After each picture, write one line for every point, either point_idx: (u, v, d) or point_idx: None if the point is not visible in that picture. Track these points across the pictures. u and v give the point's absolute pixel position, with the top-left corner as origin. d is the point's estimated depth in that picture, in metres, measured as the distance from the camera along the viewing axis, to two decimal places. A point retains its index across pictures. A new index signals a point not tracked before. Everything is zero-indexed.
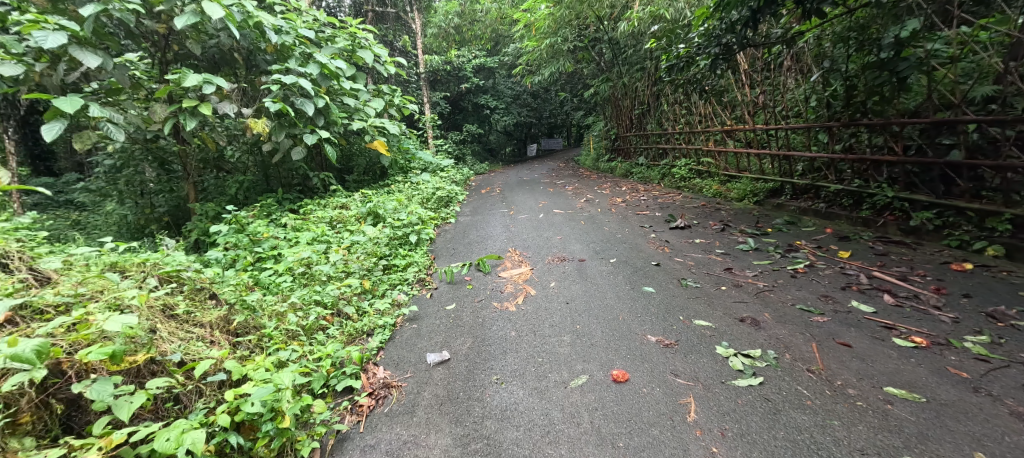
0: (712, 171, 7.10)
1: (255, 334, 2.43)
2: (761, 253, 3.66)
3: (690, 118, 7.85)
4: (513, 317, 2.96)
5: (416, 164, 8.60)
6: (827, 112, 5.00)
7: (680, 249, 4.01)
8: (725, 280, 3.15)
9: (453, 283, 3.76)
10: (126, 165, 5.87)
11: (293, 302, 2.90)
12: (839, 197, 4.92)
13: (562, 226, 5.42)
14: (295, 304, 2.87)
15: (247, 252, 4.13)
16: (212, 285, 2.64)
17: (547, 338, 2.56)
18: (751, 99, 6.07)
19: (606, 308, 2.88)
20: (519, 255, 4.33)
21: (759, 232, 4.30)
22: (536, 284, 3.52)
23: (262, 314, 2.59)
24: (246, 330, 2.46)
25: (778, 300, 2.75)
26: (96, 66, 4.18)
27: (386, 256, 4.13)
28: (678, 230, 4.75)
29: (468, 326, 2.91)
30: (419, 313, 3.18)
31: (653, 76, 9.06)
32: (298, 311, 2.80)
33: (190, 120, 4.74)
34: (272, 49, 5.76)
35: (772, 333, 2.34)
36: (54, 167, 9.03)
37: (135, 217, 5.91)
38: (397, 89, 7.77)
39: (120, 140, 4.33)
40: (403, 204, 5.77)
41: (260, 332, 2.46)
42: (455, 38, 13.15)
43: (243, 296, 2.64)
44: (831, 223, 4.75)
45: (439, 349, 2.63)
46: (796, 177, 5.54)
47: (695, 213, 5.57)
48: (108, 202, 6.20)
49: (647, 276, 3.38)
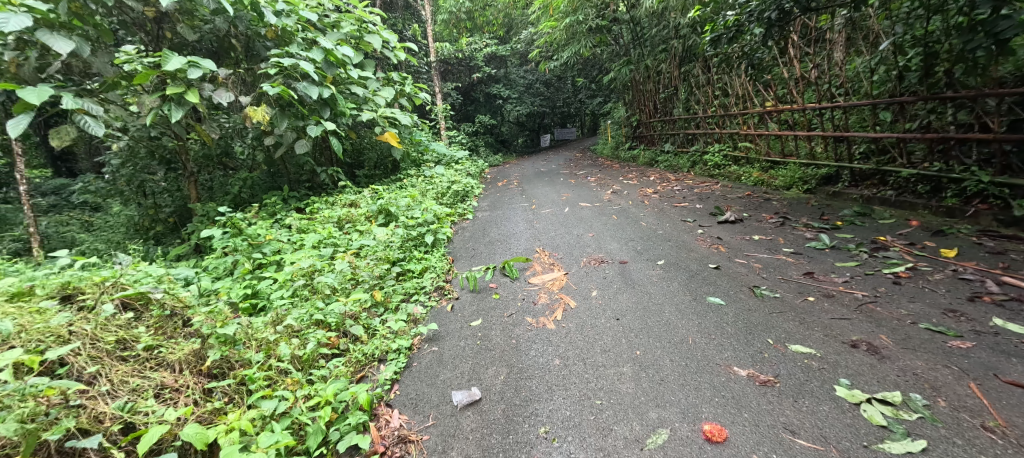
0: (752, 157, 6.47)
1: (234, 376, 1.96)
2: (841, 251, 3.05)
3: (725, 100, 7.20)
4: (554, 337, 2.46)
5: (429, 156, 8.13)
6: (896, 85, 4.27)
7: (739, 248, 3.44)
8: (809, 289, 2.55)
9: (477, 292, 3.25)
10: (127, 163, 5.44)
11: (284, 326, 2.41)
12: (910, 183, 4.23)
13: (592, 221, 4.88)
14: (284, 332, 2.39)
15: (247, 258, 3.69)
16: (186, 306, 2.26)
17: (601, 370, 2.09)
18: (798, 74, 5.42)
19: (669, 327, 2.37)
20: (548, 257, 3.80)
21: (828, 226, 3.67)
22: (575, 292, 3.01)
23: (245, 346, 2.11)
24: (225, 369, 1.99)
25: (890, 316, 2.15)
26: (68, 51, 3.83)
27: (399, 261, 3.65)
28: (728, 226, 4.16)
29: (499, 351, 2.42)
30: (439, 332, 2.70)
31: (680, 57, 8.43)
32: (292, 339, 2.32)
33: (176, 110, 4.31)
34: (273, 34, 5.31)
35: (905, 365, 1.80)
36: (75, 168, 8.91)
37: (140, 218, 5.51)
38: (407, 77, 7.26)
39: (98, 134, 3.96)
40: (417, 200, 5.27)
41: (241, 372, 1.98)
42: (466, 24, 12.59)
43: (220, 325, 2.15)
44: (905, 212, 4.06)
45: (467, 384, 2.18)
46: (856, 162, 4.85)
47: (741, 203, 5.00)
48: (116, 203, 5.86)
49: (708, 284, 2.82)
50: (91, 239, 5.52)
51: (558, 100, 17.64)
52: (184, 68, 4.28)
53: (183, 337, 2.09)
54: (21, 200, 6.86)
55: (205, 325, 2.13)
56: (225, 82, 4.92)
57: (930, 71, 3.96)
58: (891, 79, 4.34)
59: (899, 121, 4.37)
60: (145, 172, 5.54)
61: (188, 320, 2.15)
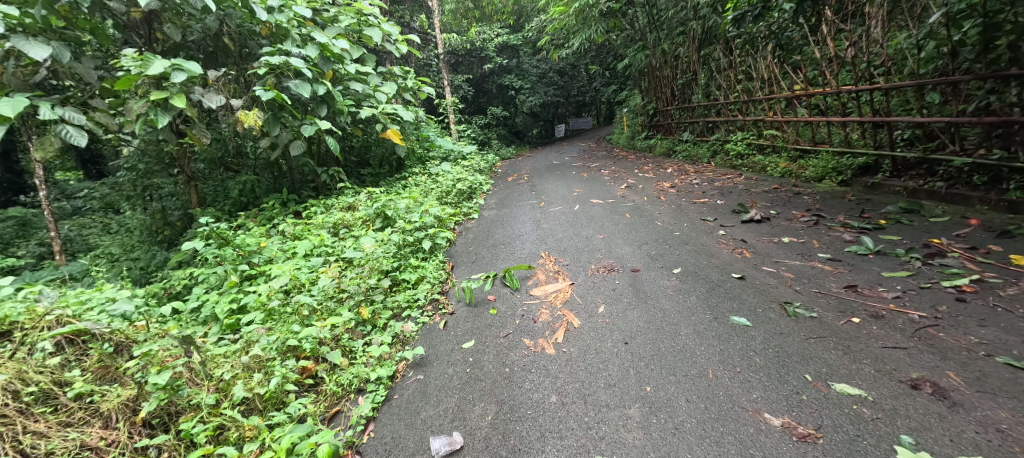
0: (780, 146, 6.03)
1: (172, 433, 1.78)
2: (888, 257, 2.81)
3: (749, 84, 6.73)
4: (553, 366, 2.13)
5: (436, 152, 7.86)
6: (950, 63, 3.89)
7: (769, 253, 3.13)
8: (854, 307, 2.26)
9: (474, 306, 2.91)
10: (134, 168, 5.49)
11: (243, 359, 2.11)
12: (963, 173, 3.88)
13: (603, 220, 4.53)
14: (241, 367, 2.10)
15: (234, 269, 3.35)
16: (134, 342, 2.05)
17: (604, 413, 1.78)
18: (833, 54, 4.95)
19: (686, 356, 2.04)
20: (553, 263, 3.47)
21: (870, 225, 3.38)
22: (580, 309, 2.67)
23: (188, 393, 1.92)
24: (163, 422, 1.82)
25: (957, 346, 1.87)
26: (47, 58, 3.49)
27: (392, 272, 3.29)
28: (754, 225, 3.80)
29: (490, 382, 2.10)
30: (426, 356, 2.37)
31: (699, 39, 7.97)
32: (254, 374, 2.07)
33: (161, 115, 3.73)
34: (267, 30, 4.94)
35: (984, 418, 1.53)
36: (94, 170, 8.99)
37: (146, 222, 5.25)
38: (410, 70, 6.94)
39: (81, 145, 3.49)
40: (417, 202, 4.95)
41: (177, 429, 1.80)
42: (475, 13, 12.18)
43: (166, 366, 1.95)
44: (955, 206, 3.74)
45: (450, 425, 1.89)
46: (898, 149, 4.48)
47: (769, 199, 4.58)
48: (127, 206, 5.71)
49: (731, 300, 2.51)
50: (102, 244, 5.42)
51: (572, 89, 17.15)
52: (169, 71, 3.70)
53: (125, 380, 1.90)
54: (41, 204, 6.91)
55: (146, 368, 1.94)
56: (215, 82, 4.60)
57: (989, 46, 3.57)
58: (945, 57, 3.94)
59: (950, 103, 4.02)
60: (149, 178, 5.50)
61: (130, 360, 1.95)
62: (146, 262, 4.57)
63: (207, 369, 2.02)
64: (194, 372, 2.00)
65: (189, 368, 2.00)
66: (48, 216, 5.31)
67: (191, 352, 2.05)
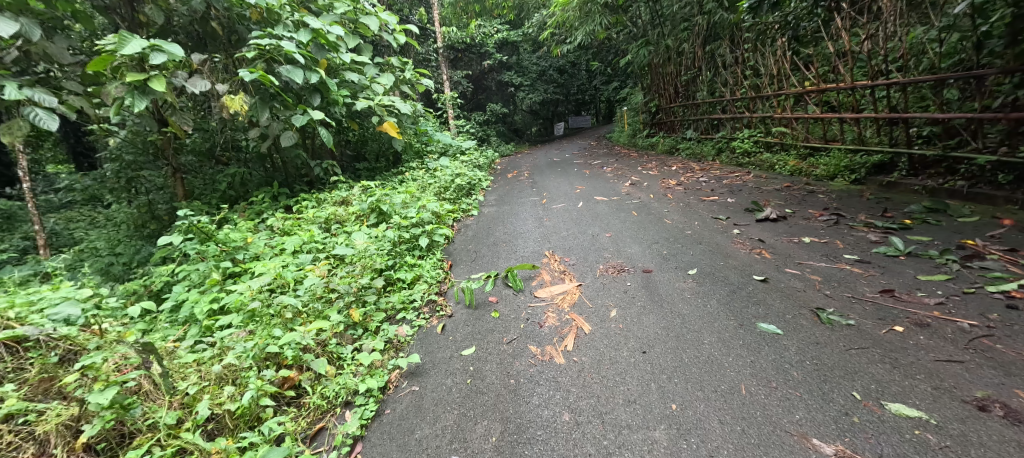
0: (789, 144, 5.83)
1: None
2: (920, 260, 2.62)
3: (757, 80, 6.53)
4: (564, 378, 1.91)
5: (434, 147, 7.62)
6: (977, 56, 3.71)
7: (791, 254, 2.92)
8: (894, 315, 2.06)
9: (474, 308, 2.68)
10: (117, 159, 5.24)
11: (212, 369, 1.90)
12: (986, 172, 3.72)
13: (609, 219, 4.31)
14: (212, 379, 1.90)
15: (217, 266, 3.07)
16: (83, 349, 1.82)
17: (625, 435, 1.59)
18: (849, 48, 4.75)
19: (712, 369, 1.82)
20: (558, 263, 3.25)
21: (896, 225, 3.18)
22: (590, 313, 2.44)
23: (141, 413, 1.70)
24: (110, 448, 1.63)
25: (1020, 359, 1.69)
26: (15, 35, 3.19)
27: (386, 271, 3.05)
28: (770, 224, 3.60)
29: (495, 397, 1.87)
30: (423, 365, 2.14)
31: (705, 35, 7.80)
32: (224, 388, 1.86)
33: (139, 99, 3.46)
34: (257, 15, 4.66)
35: None
36: None
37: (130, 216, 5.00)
38: (408, 61, 6.69)
39: (51, 129, 3.22)
40: (414, 197, 4.73)
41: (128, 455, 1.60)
42: (474, 7, 11.91)
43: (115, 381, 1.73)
44: (980, 205, 3.56)
45: (449, 449, 1.67)
46: (915, 147, 4.30)
47: (782, 197, 4.37)
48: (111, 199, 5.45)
49: (757, 305, 2.30)
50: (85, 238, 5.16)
51: (572, 87, 16.96)
52: (146, 52, 3.44)
53: (67, 396, 1.69)
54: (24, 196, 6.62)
55: (89, 385, 1.70)
56: (200, 67, 4.35)
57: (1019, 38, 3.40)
58: (972, 49, 3.77)
59: (971, 99, 3.90)
60: (133, 170, 5.25)
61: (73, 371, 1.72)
62: (129, 257, 4.28)
63: (169, 382, 1.82)
64: (154, 383, 1.81)
65: (148, 379, 1.80)
66: (31, 208, 5.07)
67: (151, 363, 1.85)
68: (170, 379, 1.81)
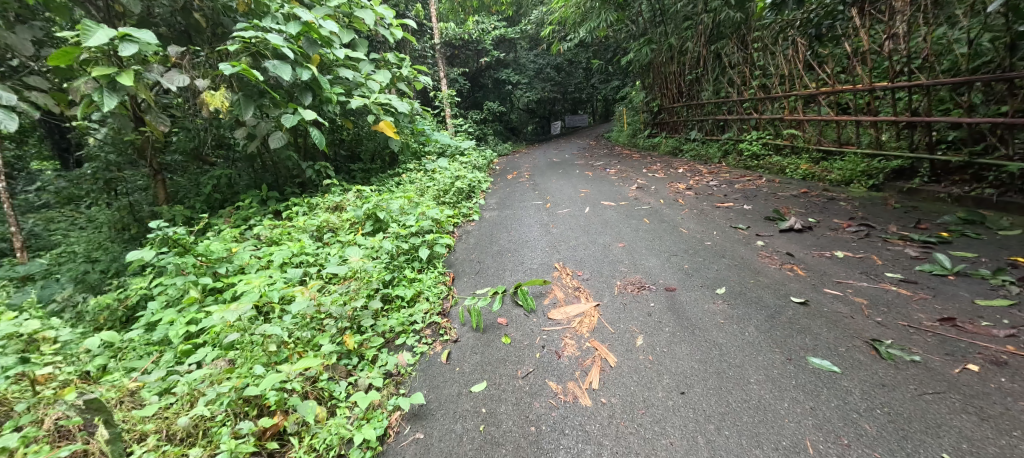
0: (801, 147, 5.60)
1: None
2: (972, 280, 2.40)
3: (766, 80, 6.29)
4: (593, 428, 1.68)
5: (431, 148, 7.32)
6: (1010, 57, 3.48)
7: (828, 271, 2.68)
8: (963, 350, 1.84)
9: (482, 332, 2.40)
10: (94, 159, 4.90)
11: (177, 424, 1.72)
12: (1016, 181, 3.51)
13: (621, 226, 4.04)
14: (177, 438, 1.71)
15: (196, 282, 2.74)
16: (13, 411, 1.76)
17: None
18: (869, 46, 4.51)
19: (766, 418, 1.62)
20: (571, 277, 2.98)
21: (933, 238, 2.96)
22: (613, 340, 2.18)
23: None
24: None
25: None
26: None
27: (383, 289, 2.76)
28: (796, 235, 3.37)
29: (516, 450, 1.64)
30: (429, 405, 1.88)
31: (711, 32, 7.54)
32: (190, 449, 1.67)
33: (108, 98, 3.16)
34: (243, 7, 4.35)
35: None
36: None
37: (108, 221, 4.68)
38: (405, 57, 6.37)
39: (9, 129, 2.87)
40: (412, 202, 4.44)
41: None
42: (472, 3, 11.58)
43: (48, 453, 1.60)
44: (1013, 215, 3.36)
45: None
46: (937, 152, 4.08)
47: (802, 204, 4.13)
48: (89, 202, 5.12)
49: (803, 333, 2.05)
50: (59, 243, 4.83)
51: (570, 86, 16.66)
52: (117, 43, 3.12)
53: None
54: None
55: None
56: (180, 62, 4.03)
57: None
58: (1004, 50, 3.55)
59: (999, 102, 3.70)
60: (113, 170, 4.96)
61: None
62: (107, 264, 3.88)
63: (119, 447, 1.66)
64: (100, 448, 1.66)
65: (93, 446, 1.65)
66: None
67: (97, 426, 1.69)
68: (119, 445, 1.65)
